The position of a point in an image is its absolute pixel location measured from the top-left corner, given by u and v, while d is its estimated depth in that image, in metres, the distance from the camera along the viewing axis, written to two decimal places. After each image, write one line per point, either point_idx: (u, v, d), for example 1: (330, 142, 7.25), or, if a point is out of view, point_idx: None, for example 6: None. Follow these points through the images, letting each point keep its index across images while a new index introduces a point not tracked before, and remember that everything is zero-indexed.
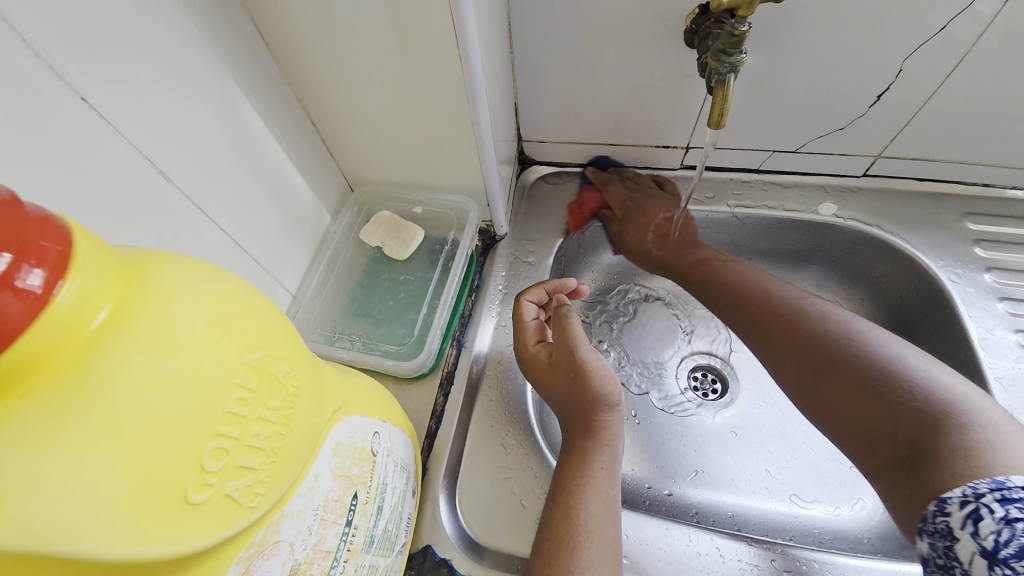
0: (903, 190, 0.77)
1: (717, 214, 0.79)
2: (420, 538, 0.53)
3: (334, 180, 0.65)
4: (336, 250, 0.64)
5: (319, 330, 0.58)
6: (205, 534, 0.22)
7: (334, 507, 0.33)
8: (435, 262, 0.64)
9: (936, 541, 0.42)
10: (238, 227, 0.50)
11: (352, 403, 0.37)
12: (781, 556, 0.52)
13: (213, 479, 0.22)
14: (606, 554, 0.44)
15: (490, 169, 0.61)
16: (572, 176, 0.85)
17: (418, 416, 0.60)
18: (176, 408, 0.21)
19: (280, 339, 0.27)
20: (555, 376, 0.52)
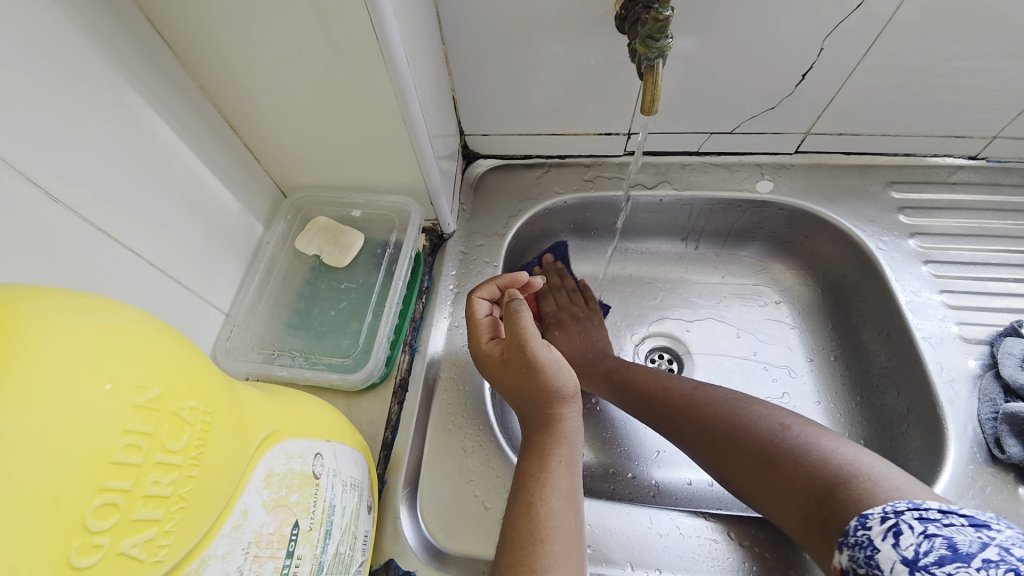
0: (832, 164, 0.80)
1: (662, 198, 0.81)
2: (383, 552, 0.51)
3: (264, 189, 0.62)
4: (271, 261, 0.60)
5: (257, 348, 0.55)
6: None
7: (270, 541, 0.31)
8: (379, 267, 0.62)
9: (856, 553, 0.38)
10: (155, 249, 0.46)
11: (286, 426, 0.35)
12: (740, 530, 0.54)
13: (102, 539, 0.20)
14: (570, 547, 0.43)
15: (429, 166, 0.59)
16: (517, 168, 0.84)
17: (372, 428, 0.57)
18: (51, 468, 0.18)
19: (183, 373, 0.24)
20: (507, 372, 0.52)
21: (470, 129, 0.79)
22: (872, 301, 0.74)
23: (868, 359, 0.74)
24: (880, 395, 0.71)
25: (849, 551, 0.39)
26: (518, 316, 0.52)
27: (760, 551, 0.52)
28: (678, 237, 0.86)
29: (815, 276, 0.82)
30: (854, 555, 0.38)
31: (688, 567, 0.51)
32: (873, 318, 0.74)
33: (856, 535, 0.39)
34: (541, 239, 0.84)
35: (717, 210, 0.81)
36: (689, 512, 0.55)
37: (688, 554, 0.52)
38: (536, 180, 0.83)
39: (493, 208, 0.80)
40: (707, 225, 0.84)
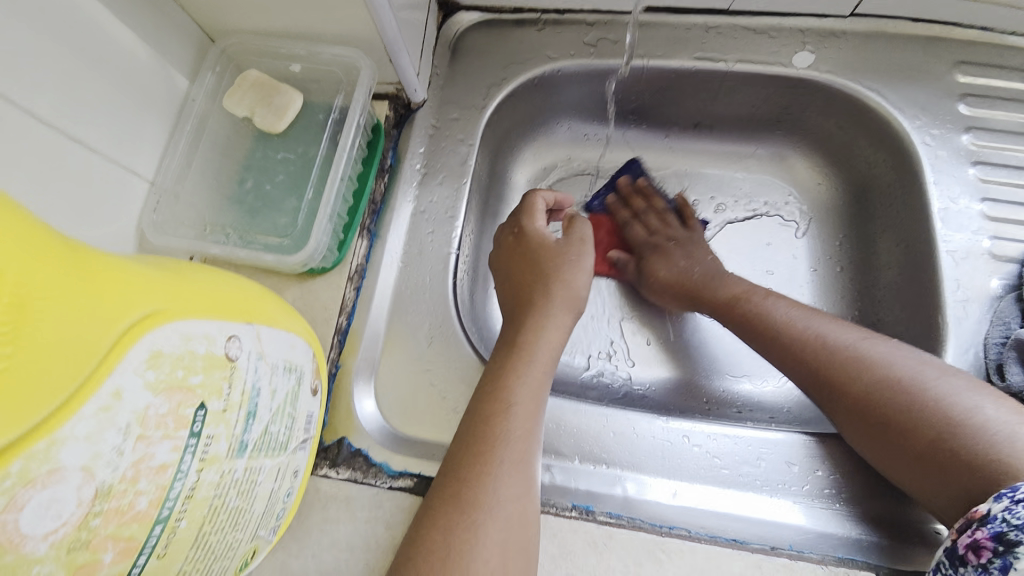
0: (894, 33, 0.64)
1: (671, 69, 0.67)
2: (335, 431, 0.52)
3: (182, 32, 0.51)
4: (202, 121, 0.52)
5: (188, 224, 0.50)
6: None
7: (163, 422, 0.29)
8: (322, 135, 0.53)
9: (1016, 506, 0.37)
10: (46, 101, 0.39)
11: (181, 304, 0.31)
12: (693, 433, 0.53)
13: None
14: (526, 452, 0.43)
15: (380, 12, 0.48)
16: (505, 24, 0.69)
17: (324, 313, 0.54)
18: None
19: None
20: (546, 264, 0.52)
21: None
22: (902, 207, 0.64)
23: (877, 273, 0.67)
24: (882, 311, 0.66)
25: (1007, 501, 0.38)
26: (585, 238, 0.55)
27: (712, 455, 0.52)
28: (690, 120, 0.74)
29: (842, 175, 0.72)
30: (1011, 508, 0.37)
31: (636, 464, 0.51)
32: (899, 225, 0.65)
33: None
34: (530, 117, 0.73)
35: (736, 89, 0.69)
36: (647, 414, 0.54)
37: (639, 453, 0.52)
38: (526, 40, 0.69)
39: (472, 75, 0.68)
40: (725, 107, 0.72)
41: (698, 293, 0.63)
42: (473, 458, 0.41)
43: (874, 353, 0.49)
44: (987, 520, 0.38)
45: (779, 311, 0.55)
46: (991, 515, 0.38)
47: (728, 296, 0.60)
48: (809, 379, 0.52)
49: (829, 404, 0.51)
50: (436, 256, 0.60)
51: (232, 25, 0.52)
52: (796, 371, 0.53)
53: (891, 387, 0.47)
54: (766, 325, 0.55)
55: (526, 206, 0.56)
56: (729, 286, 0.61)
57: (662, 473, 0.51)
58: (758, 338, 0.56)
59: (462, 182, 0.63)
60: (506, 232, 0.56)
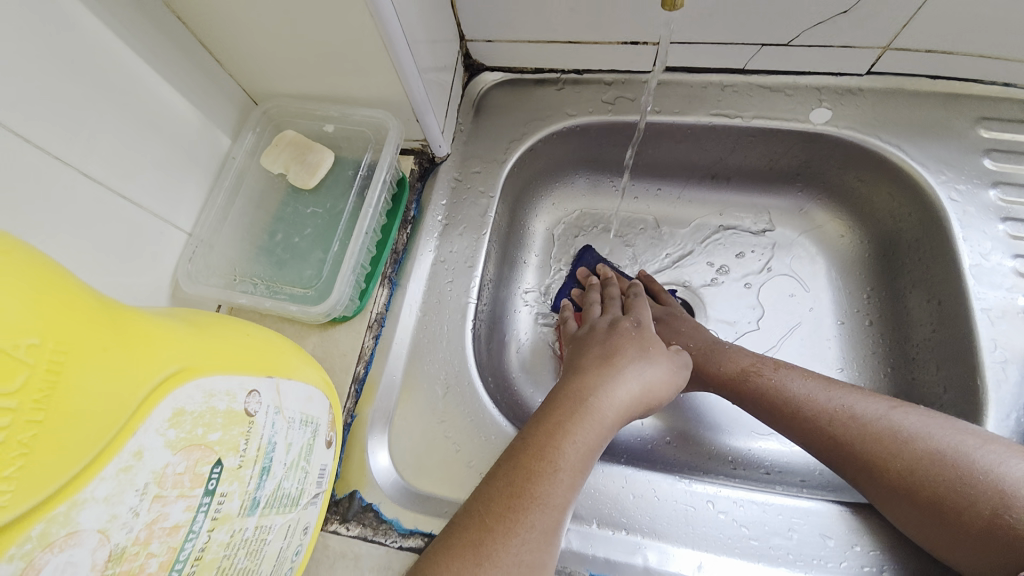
0: (910, 91, 0.65)
1: (689, 124, 0.69)
2: (348, 483, 0.51)
3: (228, 96, 0.55)
4: (239, 176, 0.56)
5: (220, 273, 0.52)
6: None
7: (179, 481, 0.29)
8: (350, 190, 0.56)
9: None
10: (100, 162, 0.42)
11: (206, 361, 0.32)
12: (720, 499, 0.50)
13: None
14: (545, 535, 0.39)
15: (409, 78, 0.51)
16: (526, 84, 0.73)
17: (343, 361, 0.55)
18: None
19: (15, 307, 0.22)
20: (655, 348, 0.52)
21: (471, 35, 0.67)
22: (930, 262, 0.63)
23: (909, 328, 0.65)
24: (915, 369, 0.63)
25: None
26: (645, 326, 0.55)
27: (739, 524, 0.49)
28: (708, 172, 0.75)
29: (866, 228, 0.71)
30: None
31: (657, 530, 0.48)
32: (928, 281, 0.63)
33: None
34: (549, 169, 0.75)
35: (753, 143, 0.70)
36: (669, 476, 0.52)
37: (661, 518, 0.49)
38: (547, 98, 0.72)
39: (494, 131, 0.71)
40: (742, 160, 0.72)
41: (700, 372, 0.59)
42: (487, 534, 0.38)
43: (904, 425, 0.47)
44: None
45: (797, 385, 0.53)
46: None
47: (733, 371, 0.56)
48: (830, 453, 0.50)
49: (865, 481, 0.48)
50: (455, 305, 0.61)
51: (273, 89, 0.56)
52: (822, 447, 0.50)
53: (918, 465, 0.45)
54: (779, 397, 0.53)
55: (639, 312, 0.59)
56: (734, 360, 0.57)
57: (685, 541, 0.47)
58: (767, 411, 0.54)
59: (482, 232, 0.65)
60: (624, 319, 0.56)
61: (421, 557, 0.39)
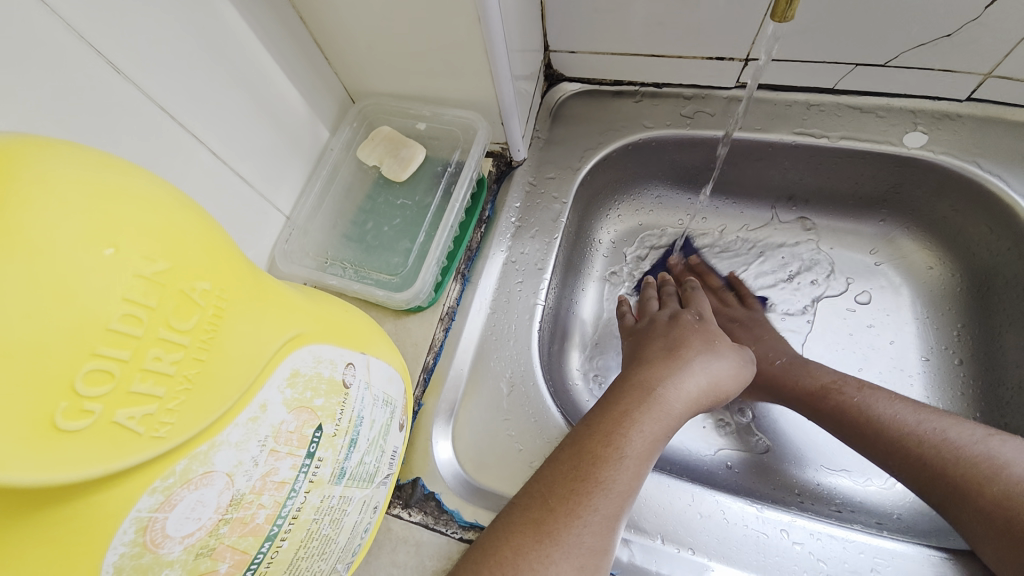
0: (1013, 120, 0.61)
1: (772, 142, 0.67)
2: (412, 469, 0.52)
3: (333, 92, 0.59)
4: (334, 169, 0.59)
5: (312, 255, 0.55)
6: (90, 463, 0.20)
7: (290, 439, 0.30)
8: (437, 186, 0.58)
9: None
10: (222, 141, 0.46)
11: (316, 330, 0.34)
12: (795, 530, 0.48)
13: (92, 406, 0.20)
14: (608, 520, 0.37)
15: (502, 82, 0.53)
16: (604, 95, 0.74)
17: (415, 350, 0.56)
18: (43, 327, 0.18)
19: (194, 252, 0.23)
20: (722, 342, 0.50)
21: (556, 45, 0.69)
22: None
23: (1003, 370, 0.61)
24: (1009, 413, 0.59)
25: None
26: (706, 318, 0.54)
27: (817, 558, 0.46)
28: (785, 192, 0.73)
29: (958, 260, 0.67)
30: None
31: (726, 554, 0.46)
32: None
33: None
34: (619, 180, 0.76)
35: (837, 165, 0.68)
36: (739, 498, 0.50)
37: (730, 542, 0.47)
38: (625, 110, 0.73)
39: (569, 140, 0.72)
40: (824, 183, 0.70)
41: (776, 384, 0.59)
42: (550, 514, 0.37)
43: (999, 456, 0.44)
44: None
45: (882, 406, 0.51)
46: None
47: (812, 387, 0.56)
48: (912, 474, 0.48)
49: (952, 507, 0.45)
50: (523, 306, 0.62)
51: (372, 88, 0.60)
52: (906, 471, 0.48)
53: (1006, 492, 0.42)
54: (862, 415, 0.51)
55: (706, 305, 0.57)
56: (814, 375, 0.57)
57: (756, 569, 0.45)
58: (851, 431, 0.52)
59: (554, 237, 0.66)
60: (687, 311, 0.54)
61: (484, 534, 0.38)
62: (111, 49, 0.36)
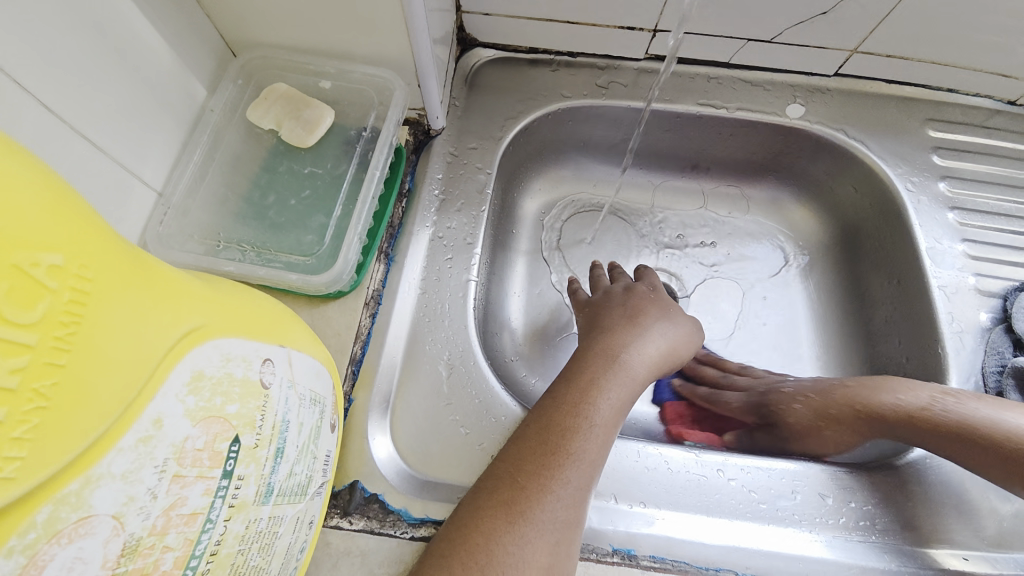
0: (871, 92, 0.72)
1: (681, 113, 0.71)
2: (346, 474, 0.46)
3: (206, 40, 0.49)
4: (217, 134, 0.49)
5: (198, 239, 0.46)
6: None
7: (199, 459, 0.24)
8: (351, 154, 0.51)
9: None
10: (59, 93, 0.35)
11: (221, 321, 0.27)
12: (728, 468, 0.52)
13: None
14: (580, 490, 0.36)
15: (418, 36, 0.48)
16: (519, 62, 0.71)
17: (339, 341, 0.50)
18: None
19: (33, 213, 0.16)
20: (675, 309, 0.50)
21: (468, 5, 0.65)
22: (888, 244, 0.69)
23: (873, 308, 0.71)
24: (879, 343, 0.69)
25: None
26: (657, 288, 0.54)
27: (749, 489, 0.51)
28: (691, 161, 0.78)
29: (830, 218, 0.77)
30: None
31: (672, 501, 0.48)
32: (884, 263, 0.70)
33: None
34: (539, 152, 0.74)
35: (734, 135, 0.73)
36: (680, 449, 0.53)
37: (676, 488, 0.49)
38: (541, 80, 0.71)
39: (488, 108, 0.69)
40: (723, 154, 0.76)
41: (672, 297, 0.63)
42: (519, 493, 0.35)
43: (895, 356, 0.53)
44: None
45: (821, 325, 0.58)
46: None
47: None
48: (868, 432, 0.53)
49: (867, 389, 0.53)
50: (455, 284, 0.58)
51: (257, 38, 0.50)
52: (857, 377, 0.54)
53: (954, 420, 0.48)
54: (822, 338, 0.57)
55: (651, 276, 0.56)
56: None
57: (698, 508, 0.48)
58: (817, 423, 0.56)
59: (481, 209, 0.62)
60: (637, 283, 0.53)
61: (448, 523, 0.35)
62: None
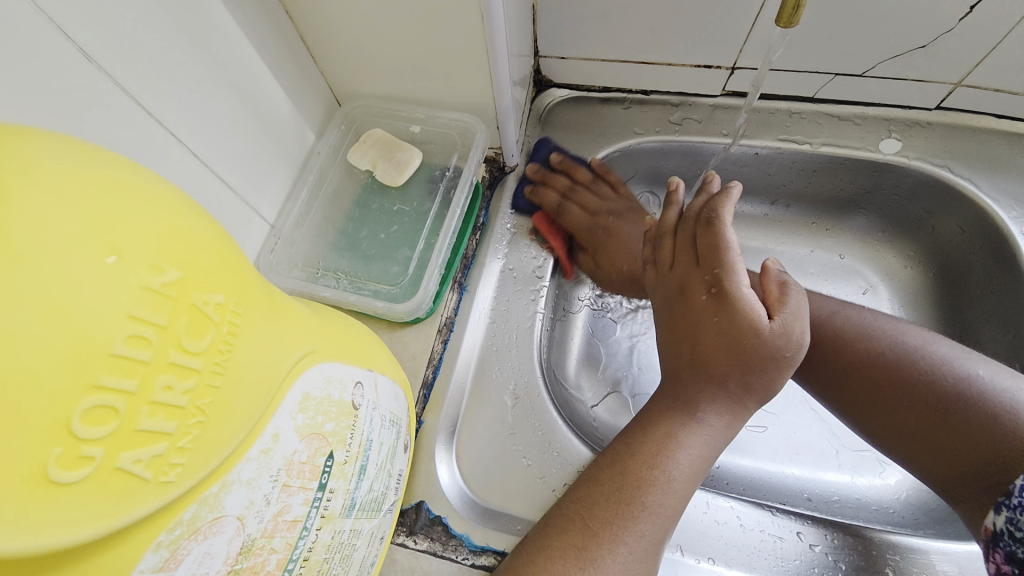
0: (980, 127, 0.65)
1: (758, 150, 0.69)
2: (414, 493, 0.49)
3: (319, 92, 0.56)
4: (321, 173, 0.56)
5: (300, 266, 0.51)
6: (91, 519, 0.17)
7: (302, 471, 0.27)
8: (434, 192, 0.56)
9: (1017, 517, 0.38)
10: (202, 141, 0.42)
11: (325, 346, 0.30)
12: (807, 529, 0.49)
13: (94, 447, 0.16)
14: (653, 544, 0.37)
15: (501, 84, 0.51)
16: (592, 101, 0.74)
17: (413, 364, 0.53)
18: (43, 354, 0.15)
19: (206, 260, 0.20)
20: (749, 336, 0.39)
21: (546, 51, 0.68)
22: (1003, 294, 0.62)
23: None
24: None
25: (1006, 513, 0.39)
26: (733, 288, 0.41)
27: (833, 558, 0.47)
28: (770, 197, 0.75)
29: (931, 261, 0.70)
30: (1013, 518, 0.38)
31: (747, 562, 0.45)
32: (1000, 315, 0.62)
33: (1021, 496, 0.38)
34: None
35: (819, 171, 0.70)
36: (753, 504, 0.50)
37: (748, 548, 0.46)
38: (614, 118, 0.73)
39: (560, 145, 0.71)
40: (806, 190, 0.73)
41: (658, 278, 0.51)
42: (592, 539, 0.36)
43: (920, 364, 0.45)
44: (999, 537, 0.39)
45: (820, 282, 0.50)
46: (999, 531, 0.39)
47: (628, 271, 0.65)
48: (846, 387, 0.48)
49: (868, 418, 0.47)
50: (522, 314, 0.59)
51: (360, 89, 0.57)
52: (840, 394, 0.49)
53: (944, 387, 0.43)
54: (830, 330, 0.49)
55: (724, 255, 0.42)
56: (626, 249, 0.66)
57: (775, 573, 0.45)
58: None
59: (550, 243, 0.64)
60: (699, 288, 0.43)
61: (517, 555, 0.37)
62: (78, 30, 0.31)
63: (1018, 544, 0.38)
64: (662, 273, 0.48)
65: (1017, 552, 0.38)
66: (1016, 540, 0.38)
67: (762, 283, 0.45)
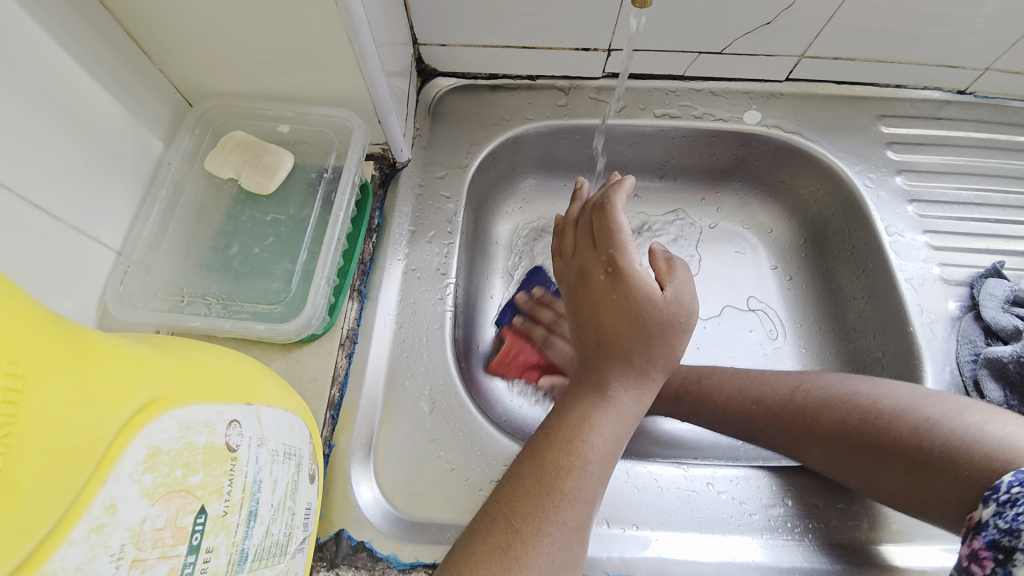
0: (822, 94, 0.74)
1: (641, 128, 0.72)
2: (332, 523, 0.45)
3: (161, 96, 0.49)
4: (177, 186, 0.49)
5: (161, 295, 0.45)
6: None
7: (160, 538, 0.23)
8: (315, 195, 0.52)
9: (1005, 509, 0.35)
10: (12, 168, 0.35)
11: (183, 390, 0.26)
12: (718, 480, 0.52)
13: None
14: (576, 530, 0.38)
15: (373, 74, 0.48)
16: (480, 88, 0.72)
17: (315, 385, 0.49)
18: None
19: None
20: (648, 309, 0.44)
21: (425, 39, 0.65)
22: (854, 242, 0.71)
23: (845, 303, 0.72)
24: (855, 337, 0.70)
25: (995, 505, 0.36)
26: (629, 266, 0.46)
27: (739, 500, 0.51)
28: (656, 171, 0.79)
29: (796, 219, 0.78)
30: (1001, 511, 0.35)
31: (665, 520, 0.48)
32: (853, 261, 0.72)
33: (1009, 491, 0.36)
34: (508, 174, 0.74)
35: (696, 145, 0.75)
36: (667, 463, 0.52)
37: (667, 507, 0.49)
38: (503, 104, 0.72)
39: (453, 136, 0.69)
40: (685, 162, 0.77)
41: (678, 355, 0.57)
42: (516, 537, 0.36)
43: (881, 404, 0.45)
44: (982, 527, 0.36)
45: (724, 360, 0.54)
46: (984, 522, 0.36)
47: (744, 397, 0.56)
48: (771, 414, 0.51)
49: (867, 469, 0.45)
50: (431, 313, 0.57)
51: (212, 88, 0.50)
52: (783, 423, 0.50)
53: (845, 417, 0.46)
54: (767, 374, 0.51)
55: (616, 236, 0.48)
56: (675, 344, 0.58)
57: (693, 526, 0.48)
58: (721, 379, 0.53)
59: (452, 239, 0.62)
60: (598, 268, 0.48)
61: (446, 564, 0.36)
62: None
63: (1004, 533, 0.35)
64: (566, 261, 0.53)
65: (1001, 540, 0.35)
66: (1001, 530, 0.35)
67: (651, 262, 0.49)
